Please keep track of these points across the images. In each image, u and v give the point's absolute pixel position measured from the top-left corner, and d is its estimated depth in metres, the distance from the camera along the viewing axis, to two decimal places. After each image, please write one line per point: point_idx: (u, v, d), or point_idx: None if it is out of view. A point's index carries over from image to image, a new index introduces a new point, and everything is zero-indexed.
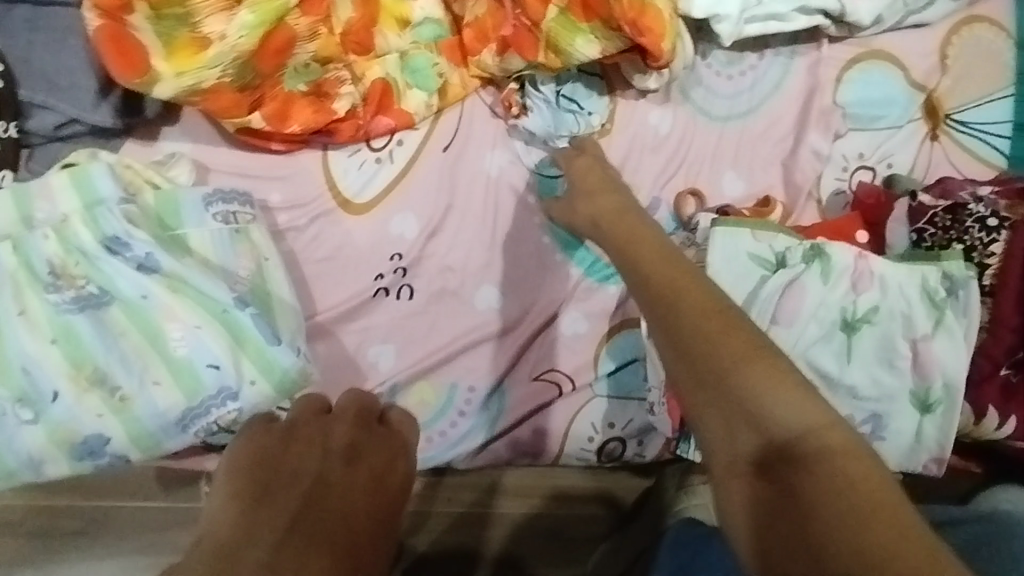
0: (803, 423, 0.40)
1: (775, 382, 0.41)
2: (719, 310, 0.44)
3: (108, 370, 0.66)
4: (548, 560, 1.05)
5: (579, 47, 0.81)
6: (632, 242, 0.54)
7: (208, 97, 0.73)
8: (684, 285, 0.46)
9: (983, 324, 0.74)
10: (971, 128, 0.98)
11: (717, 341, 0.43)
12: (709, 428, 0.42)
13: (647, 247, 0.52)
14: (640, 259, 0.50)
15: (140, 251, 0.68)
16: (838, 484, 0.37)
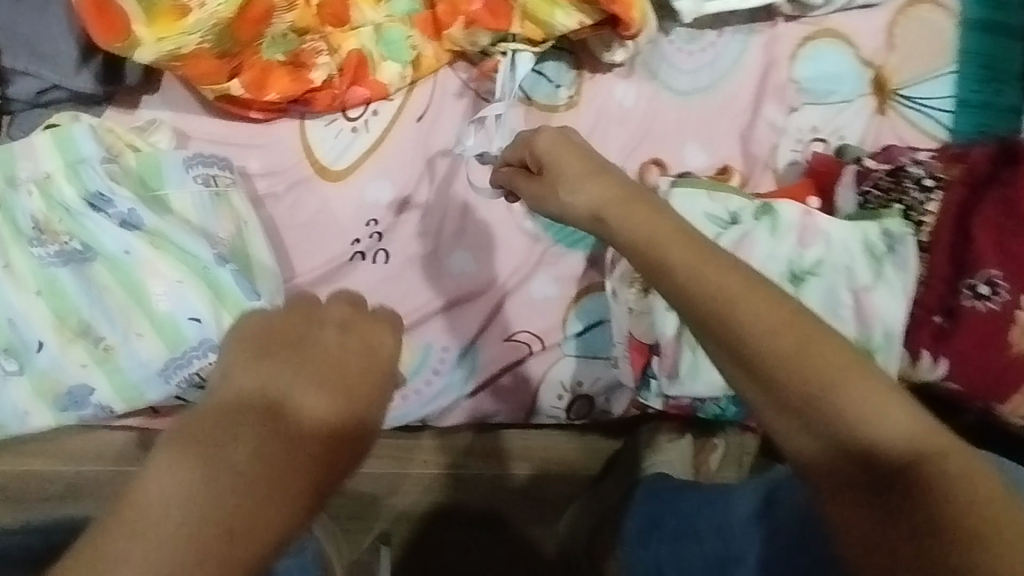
0: (905, 437, 0.40)
1: (878, 403, 0.41)
2: (794, 321, 0.43)
3: (92, 322, 0.69)
4: (522, 519, 1.10)
5: (559, 19, 0.87)
6: (648, 238, 0.51)
7: (187, 62, 0.76)
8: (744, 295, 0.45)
9: (918, 276, 0.80)
10: (916, 103, 1.05)
11: (798, 354, 0.42)
12: (822, 459, 0.41)
13: (680, 247, 0.49)
14: (682, 264, 0.48)
15: (123, 208, 0.71)
16: (956, 493, 0.38)
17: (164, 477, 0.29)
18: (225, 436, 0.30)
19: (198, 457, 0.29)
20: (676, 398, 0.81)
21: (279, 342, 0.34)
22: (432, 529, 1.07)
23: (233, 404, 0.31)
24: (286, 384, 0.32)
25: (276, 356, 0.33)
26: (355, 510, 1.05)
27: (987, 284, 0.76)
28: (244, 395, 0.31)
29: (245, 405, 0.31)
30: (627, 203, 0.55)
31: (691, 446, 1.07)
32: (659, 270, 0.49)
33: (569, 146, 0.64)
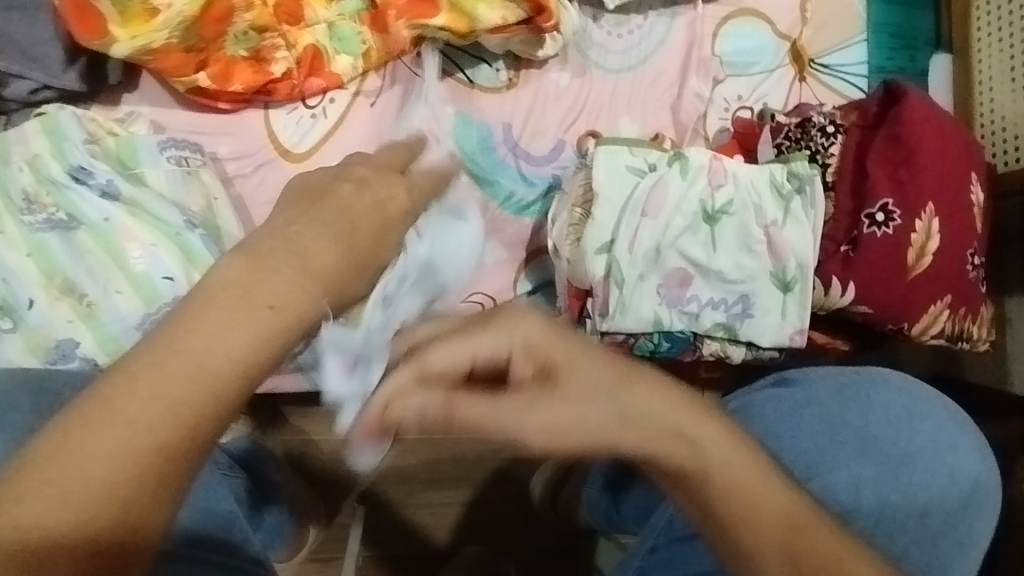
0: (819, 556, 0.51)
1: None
2: (798, 520, 0.52)
3: (76, 279, 0.78)
4: (493, 480, 1.15)
5: (480, 14, 0.94)
6: (712, 466, 0.51)
7: (158, 56, 0.87)
8: (764, 517, 0.51)
9: (824, 212, 0.87)
10: (832, 70, 1.14)
11: (768, 505, 0.51)
12: None
13: (740, 482, 0.51)
14: (727, 485, 0.51)
15: (102, 180, 0.81)
16: None
17: (228, 264, 0.47)
18: (271, 248, 0.50)
19: (247, 270, 0.47)
20: (611, 334, 0.87)
21: (326, 199, 0.58)
22: (406, 490, 1.13)
23: (272, 242, 0.51)
24: (304, 227, 0.54)
25: (318, 205, 0.57)
26: (331, 474, 1.11)
27: (883, 211, 0.83)
28: (281, 230, 0.52)
29: (288, 245, 0.51)
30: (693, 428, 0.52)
31: None
32: (671, 447, 0.52)
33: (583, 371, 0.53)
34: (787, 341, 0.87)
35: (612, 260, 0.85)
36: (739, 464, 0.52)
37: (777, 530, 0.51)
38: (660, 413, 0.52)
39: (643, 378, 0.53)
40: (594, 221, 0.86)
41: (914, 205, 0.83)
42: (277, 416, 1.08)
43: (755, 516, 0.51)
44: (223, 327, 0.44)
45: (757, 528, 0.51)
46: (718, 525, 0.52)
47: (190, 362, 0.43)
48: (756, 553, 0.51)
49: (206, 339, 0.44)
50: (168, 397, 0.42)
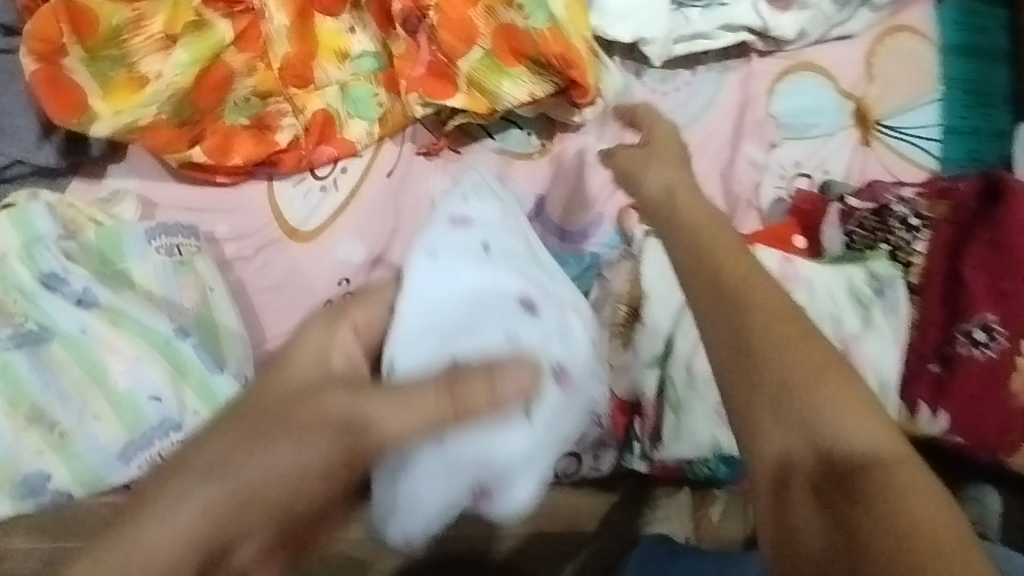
0: (813, 365, 0.47)
1: (841, 401, 0.46)
2: (789, 312, 0.50)
3: (46, 407, 0.67)
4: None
5: (507, 90, 0.81)
6: (720, 260, 0.55)
7: (146, 134, 0.76)
8: (760, 303, 0.51)
9: (910, 322, 0.76)
10: (900, 133, 1.02)
11: (767, 303, 0.50)
12: (759, 439, 0.47)
13: (712, 253, 0.56)
14: (730, 266, 0.54)
15: (78, 287, 0.70)
16: (834, 426, 0.46)
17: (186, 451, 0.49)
18: (232, 428, 0.49)
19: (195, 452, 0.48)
20: (661, 460, 0.77)
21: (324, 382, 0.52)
22: None
23: (238, 416, 0.49)
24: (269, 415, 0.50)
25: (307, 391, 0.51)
26: None
27: (983, 330, 0.73)
28: (258, 413, 0.50)
29: (252, 433, 0.49)
30: (709, 227, 0.59)
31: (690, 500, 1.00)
32: (660, 211, 0.66)
33: (680, 183, 0.70)
34: None
35: (666, 379, 0.77)
36: (736, 255, 0.55)
37: (768, 319, 0.50)
38: (660, 181, 0.70)
39: (675, 168, 0.73)
40: (644, 326, 0.78)
41: (1022, 324, 0.72)
42: None
43: (749, 302, 0.51)
44: (165, 507, 0.46)
45: (751, 328, 0.49)
46: (710, 322, 0.51)
47: (135, 535, 0.45)
48: (755, 344, 0.49)
49: (155, 523, 0.46)
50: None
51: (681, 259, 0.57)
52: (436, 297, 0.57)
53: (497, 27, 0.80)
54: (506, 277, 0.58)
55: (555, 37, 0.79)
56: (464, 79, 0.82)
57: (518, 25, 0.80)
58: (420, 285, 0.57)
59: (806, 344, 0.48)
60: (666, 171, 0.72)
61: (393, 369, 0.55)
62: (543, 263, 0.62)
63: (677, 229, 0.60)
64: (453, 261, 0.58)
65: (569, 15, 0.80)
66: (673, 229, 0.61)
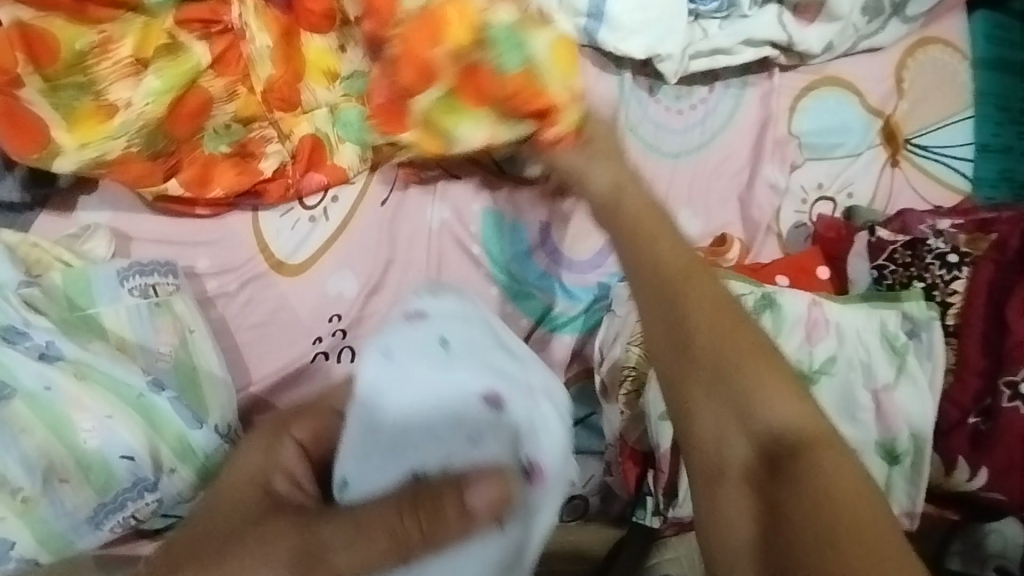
0: (746, 343, 0.49)
1: (771, 380, 0.48)
2: (723, 304, 0.50)
3: (4, 471, 0.60)
4: None
5: (463, 133, 0.71)
6: (659, 254, 0.53)
7: (116, 168, 0.70)
8: (691, 295, 0.51)
9: (946, 367, 0.70)
10: (931, 152, 0.95)
11: (703, 293, 0.51)
12: (694, 420, 0.48)
13: (652, 245, 0.54)
14: (664, 255, 0.53)
15: (41, 340, 0.64)
16: (764, 410, 0.47)
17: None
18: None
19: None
20: (676, 516, 0.71)
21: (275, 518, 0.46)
22: None
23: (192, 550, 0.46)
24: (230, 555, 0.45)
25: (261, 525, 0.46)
26: None
27: None
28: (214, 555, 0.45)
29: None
30: (649, 217, 0.56)
31: None
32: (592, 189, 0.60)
33: (628, 181, 0.59)
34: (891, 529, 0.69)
35: None
36: (670, 242, 0.54)
37: (703, 313, 0.50)
38: (602, 174, 0.60)
39: (613, 151, 0.63)
40: (657, 371, 0.71)
41: None
42: None
43: (684, 295, 0.51)
44: None
45: (686, 318, 0.50)
46: (647, 312, 0.51)
47: None
48: (693, 340, 0.49)
49: None
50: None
51: (620, 247, 0.55)
52: (390, 420, 0.45)
53: (461, 66, 0.70)
54: (467, 371, 0.46)
55: (517, 82, 0.67)
56: (420, 116, 0.73)
57: (489, 65, 0.69)
58: (370, 381, 0.45)
59: (736, 323, 0.50)
60: (610, 167, 0.61)
61: (346, 489, 0.46)
62: (511, 348, 0.49)
63: (626, 221, 0.56)
64: (410, 366, 0.46)
65: (550, 60, 0.68)
66: (610, 210, 0.58)
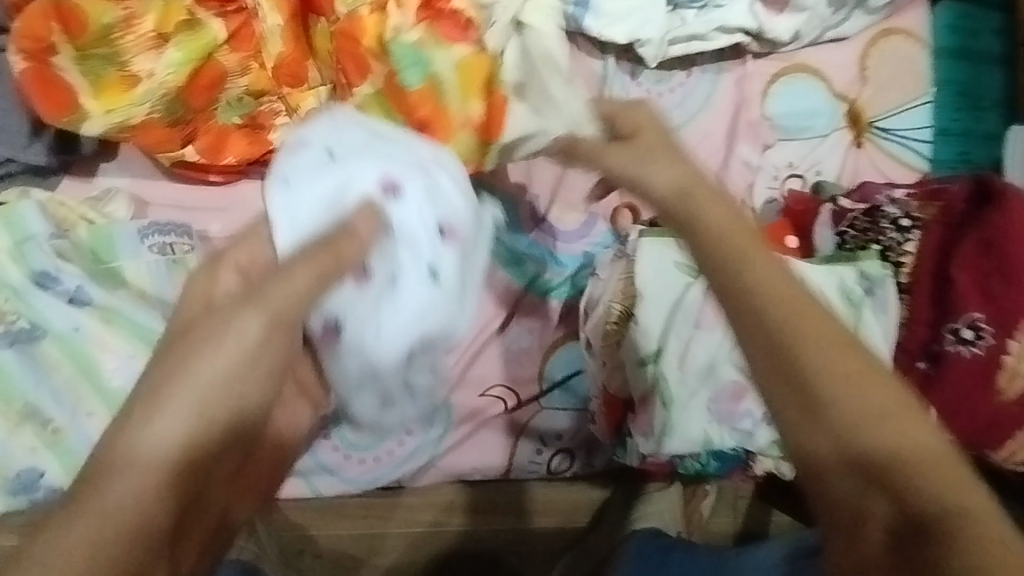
0: (837, 355, 0.46)
1: (876, 406, 0.45)
2: (799, 296, 0.48)
3: (39, 403, 0.66)
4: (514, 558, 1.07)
5: None
6: (759, 287, 0.49)
7: (137, 133, 0.75)
8: (763, 266, 0.50)
9: (899, 319, 0.77)
10: (893, 135, 1.03)
11: (773, 280, 0.49)
12: (809, 449, 0.45)
13: (706, 213, 0.54)
14: (777, 298, 0.48)
15: (71, 285, 0.69)
16: (871, 436, 0.44)
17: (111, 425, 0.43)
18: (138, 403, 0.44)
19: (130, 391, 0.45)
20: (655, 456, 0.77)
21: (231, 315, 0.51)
22: None
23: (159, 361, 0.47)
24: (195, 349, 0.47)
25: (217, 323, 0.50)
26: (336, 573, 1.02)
27: (970, 328, 0.73)
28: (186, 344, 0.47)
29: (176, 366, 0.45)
30: (706, 195, 0.55)
31: (682, 494, 1.05)
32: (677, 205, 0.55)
33: (693, 180, 0.56)
34: None
35: (659, 375, 0.76)
36: (775, 277, 0.49)
37: (819, 344, 0.46)
38: (661, 172, 0.57)
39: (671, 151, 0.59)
40: (639, 324, 0.76)
41: (1010, 320, 0.71)
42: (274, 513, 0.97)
43: (751, 266, 0.50)
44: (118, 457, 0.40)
45: (766, 310, 0.48)
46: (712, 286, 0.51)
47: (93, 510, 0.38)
48: (804, 363, 0.46)
49: (101, 496, 0.39)
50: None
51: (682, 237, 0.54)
52: (307, 220, 0.63)
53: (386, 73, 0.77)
54: (360, 171, 0.65)
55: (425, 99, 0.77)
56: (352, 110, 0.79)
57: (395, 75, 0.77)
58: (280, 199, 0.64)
59: (826, 326, 0.47)
60: (672, 165, 0.58)
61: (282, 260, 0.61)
62: (383, 134, 0.68)
63: (691, 216, 0.54)
64: (304, 180, 0.65)
65: (454, 79, 0.77)
66: (670, 198, 0.56)
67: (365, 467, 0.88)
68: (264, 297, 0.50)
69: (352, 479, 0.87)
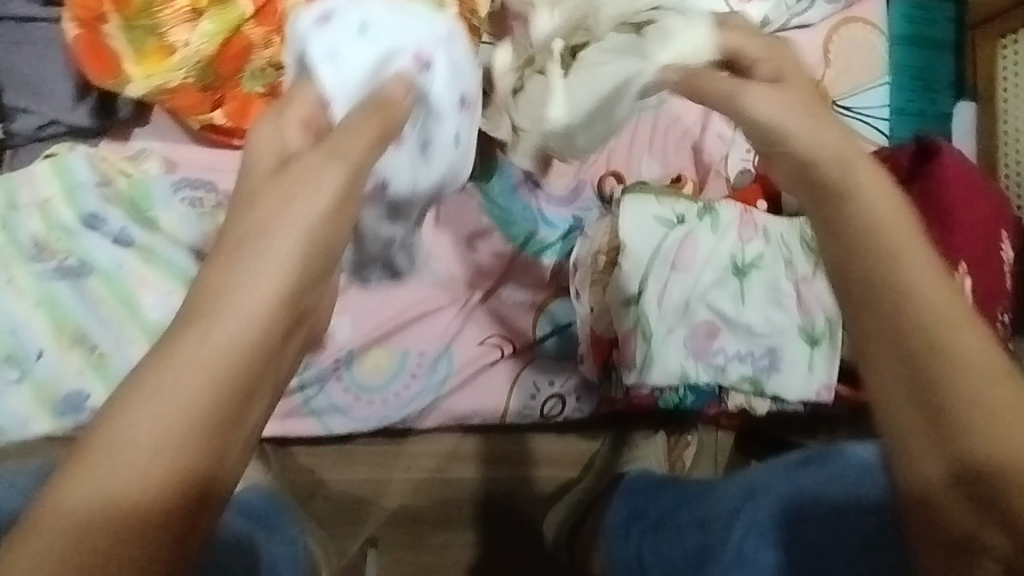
0: (991, 378, 0.46)
1: (1017, 439, 0.45)
2: (956, 311, 0.48)
3: (88, 330, 0.74)
4: (511, 506, 1.14)
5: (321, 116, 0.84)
6: (919, 285, 0.49)
7: (174, 96, 0.83)
8: (920, 279, 0.49)
9: None
10: (853, 112, 1.12)
11: (932, 291, 0.49)
12: (924, 468, 0.47)
13: (871, 207, 0.53)
14: (927, 305, 0.48)
15: (115, 227, 0.77)
16: (1000, 469, 0.45)
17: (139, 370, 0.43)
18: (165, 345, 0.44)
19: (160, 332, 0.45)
20: (638, 388, 0.86)
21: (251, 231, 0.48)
22: (417, 532, 1.11)
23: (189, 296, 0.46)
24: (223, 276, 0.46)
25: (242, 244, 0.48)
26: (343, 517, 1.09)
27: None
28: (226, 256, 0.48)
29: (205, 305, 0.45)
30: (870, 174, 0.55)
31: (666, 443, 1.12)
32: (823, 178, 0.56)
33: (856, 157, 0.56)
34: (814, 397, 0.86)
35: (640, 315, 0.84)
36: (939, 287, 0.49)
37: (953, 370, 0.46)
38: (823, 146, 0.57)
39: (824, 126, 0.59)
40: (621, 271, 0.84)
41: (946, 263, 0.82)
42: (287, 457, 1.07)
43: (906, 272, 0.49)
44: (154, 399, 0.41)
45: (919, 321, 0.48)
46: (855, 289, 0.51)
47: (122, 456, 0.40)
48: (943, 388, 0.46)
49: (142, 424, 0.41)
50: (129, 490, 0.39)
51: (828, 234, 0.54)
52: (353, 83, 0.71)
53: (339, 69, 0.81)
54: (398, 42, 0.74)
55: None
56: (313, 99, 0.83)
57: None
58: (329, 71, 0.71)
59: (984, 353, 0.47)
60: (837, 135, 0.58)
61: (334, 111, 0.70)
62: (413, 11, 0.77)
63: (844, 201, 0.54)
64: (345, 52, 0.73)
65: None
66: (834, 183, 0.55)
67: (373, 407, 0.96)
68: (336, 148, 0.55)
69: (362, 418, 0.96)
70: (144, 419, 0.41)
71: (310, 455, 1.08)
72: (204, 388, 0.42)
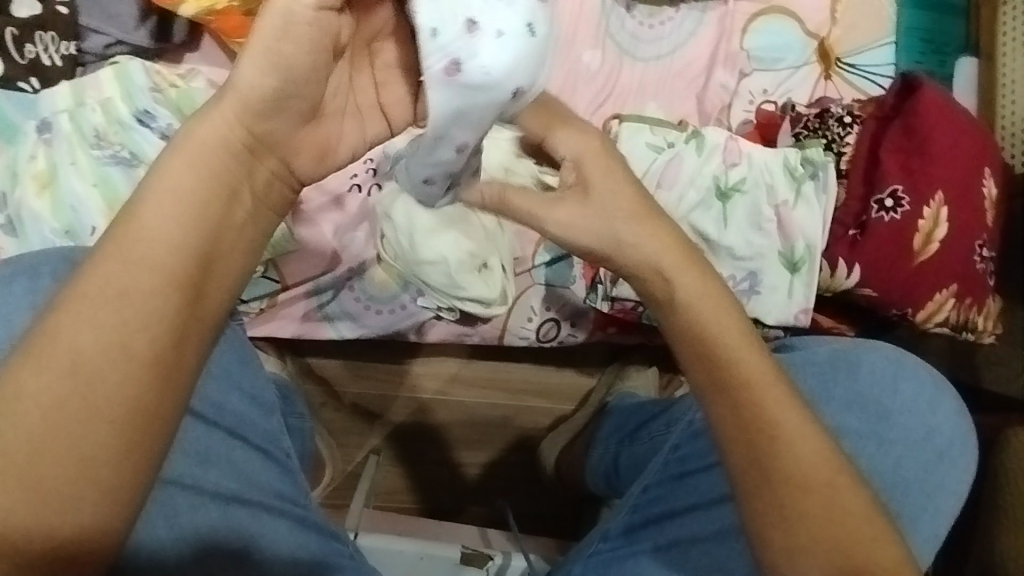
0: (805, 453, 0.55)
1: (816, 501, 0.54)
2: (766, 395, 0.55)
3: None
4: (507, 432, 1.20)
5: None
6: (743, 375, 0.55)
7: (219, 18, 0.92)
8: (740, 373, 0.55)
9: (836, 199, 0.91)
10: (859, 70, 1.08)
11: (745, 374, 0.55)
12: (764, 526, 0.55)
13: (694, 303, 0.56)
14: (749, 397, 0.55)
15: (163, 123, 0.88)
16: (809, 523, 0.54)
17: (100, 259, 0.48)
18: (117, 243, 0.49)
19: (115, 221, 0.50)
20: (620, 300, 1.00)
21: (191, 139, 0.51)
22: (417, 446, 1.19)
23: (138, 192, 0.50)
24: (162, 177, 0.50)
25: (183, 147, 0.51)
26: (350, 427, 1.18)
27: (891, 197, 0.88)
28: (169, 156, 0.51)
29: (152, 192, 0.50)
30: (686, 263, 0.57)
31: (657, 377, 1.16)
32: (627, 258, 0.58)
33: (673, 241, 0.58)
34: (792, 320, 0.90)
35: None
36: (756, 370, 0.55)
37: (726, 384, 0.55)
38: (632, 239, 0.57)
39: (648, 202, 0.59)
40: None
41: (921, 192, 0.88)
42: (304, 366, 1.16)
43: (735, 371, 0.55)
44: (112, 279, 0.48)
45: (731, 412, 0.55)
46: (702, 377, 0.56)
47: (84, 328, 0.47)
48: (742, 398, 0.55)
49: (96, 293, 0.48)
50: (146, 259, 0.49)
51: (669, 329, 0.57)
52: None
53: None
54: None
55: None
56: None
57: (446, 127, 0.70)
58: None
59: (794, 436, 0.55)
60: (643, 216, 0.58)
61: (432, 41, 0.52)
62: None
63: (664, 301, 0.58)
64: None
65: None
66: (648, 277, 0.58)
67: (382, 316, 1.04)
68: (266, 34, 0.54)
69: (370, 325, 1.05)
70: (154, 208, 0.49)
71: (324, 365, 1.17)
72: (196, 186, 0.51)
